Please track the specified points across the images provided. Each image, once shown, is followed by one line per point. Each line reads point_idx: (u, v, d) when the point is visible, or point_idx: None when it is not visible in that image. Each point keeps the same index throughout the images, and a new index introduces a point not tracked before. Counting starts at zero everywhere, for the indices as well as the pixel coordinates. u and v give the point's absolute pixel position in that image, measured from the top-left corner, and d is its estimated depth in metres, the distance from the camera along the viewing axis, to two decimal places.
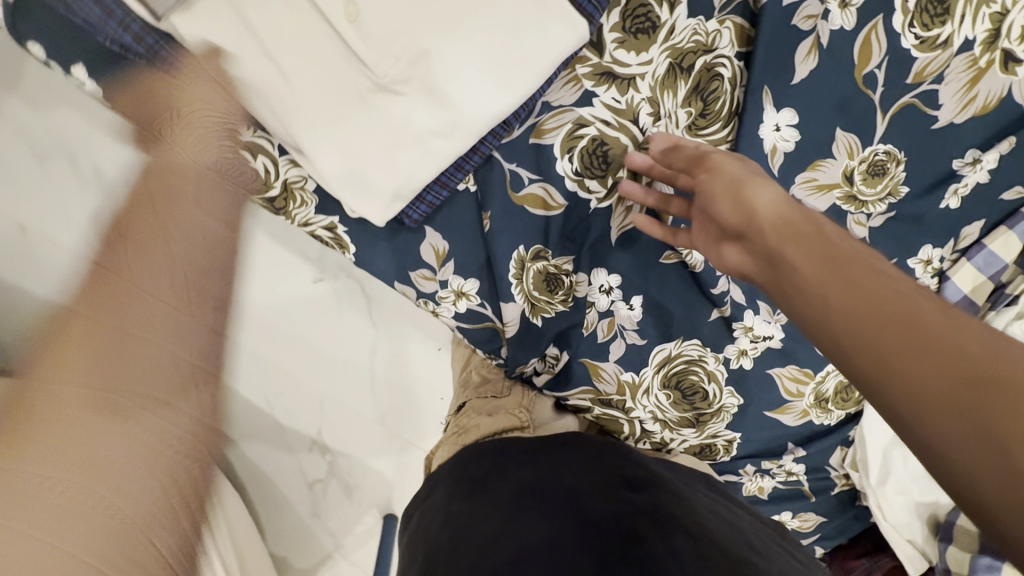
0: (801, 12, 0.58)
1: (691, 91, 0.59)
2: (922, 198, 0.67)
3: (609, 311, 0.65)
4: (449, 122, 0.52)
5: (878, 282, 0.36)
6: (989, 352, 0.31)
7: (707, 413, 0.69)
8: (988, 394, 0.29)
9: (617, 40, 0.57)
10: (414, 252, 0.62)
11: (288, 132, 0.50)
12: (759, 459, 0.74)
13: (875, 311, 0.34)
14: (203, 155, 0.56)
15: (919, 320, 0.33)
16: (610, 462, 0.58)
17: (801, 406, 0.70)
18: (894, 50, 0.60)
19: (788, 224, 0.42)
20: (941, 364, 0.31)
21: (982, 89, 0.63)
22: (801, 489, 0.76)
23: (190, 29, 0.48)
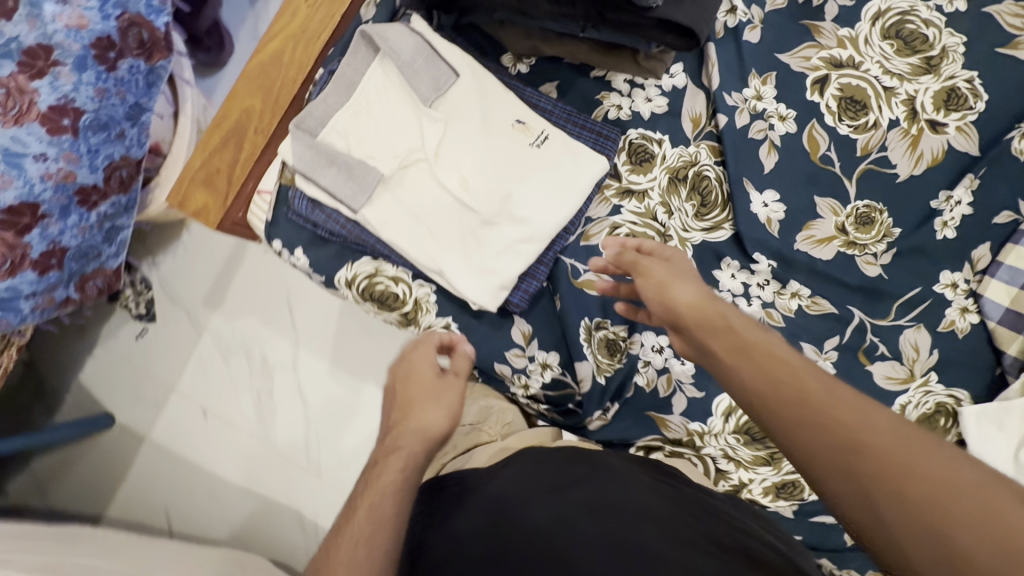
0: (752, 129, 0.83)
1: (690, 191, 0.82)
2: (918, 233, 0.80)
3: (665, 367, 0.79)
4: (528, 232, 0.76)
5: (769, 360, 0.52)
6: (838, 407, 0.46)
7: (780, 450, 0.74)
8: (839, 444, 0.44)
9: (628, 168, 0.83)
10: (506, 336, 0.81)
11: (432, 261, 0.77)
12: None
13: (772, 382, 0.50)
14: (363, 290, 0.83)
15: (810, 400, 0.47)
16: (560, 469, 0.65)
17: None
18: (836, 138, 0.82)
19: (709, 321, 0.58)
20: (813, 423, 0.46)
21: (924, 148, 0.81)
22: None
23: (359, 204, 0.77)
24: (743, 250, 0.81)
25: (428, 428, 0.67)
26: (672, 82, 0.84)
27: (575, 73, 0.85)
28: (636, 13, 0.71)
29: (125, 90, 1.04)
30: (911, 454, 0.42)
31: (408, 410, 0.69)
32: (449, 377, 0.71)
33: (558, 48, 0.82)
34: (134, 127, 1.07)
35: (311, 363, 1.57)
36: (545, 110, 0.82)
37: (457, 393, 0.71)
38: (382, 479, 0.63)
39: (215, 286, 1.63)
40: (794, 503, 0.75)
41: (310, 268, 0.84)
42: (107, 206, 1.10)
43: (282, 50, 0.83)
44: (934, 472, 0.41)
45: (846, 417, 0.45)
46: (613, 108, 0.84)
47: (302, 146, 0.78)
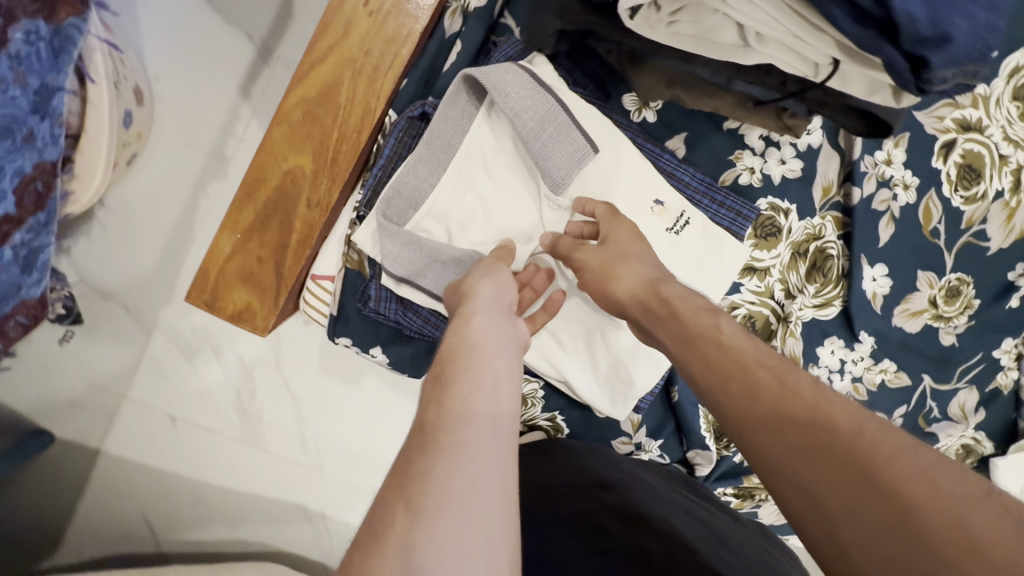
0: (877, 198, 0.77)
1: (810, 267, 0.77)
2: (993, 305, 0.85)
3: None
4: None
5: (714, 349, 0.46)
6: (797, 398, 0.42)
7: None
8: (800, 444, 0.40)
9: (754, 244, 0.75)
10: (615, 426, 0.76)
11: (556, 369, 0.68)
12: None
13: (715, 375, 0.45)
14: None
15: (760, 395, 0.43)
16: (578, 463, 0.68)
17: None
18: (947, 209, 0.80)
19: (652, 307, 0.52)
20: (768, 414, 0.42)
21: (1018, 221, 0.82)
22: None
23: None
24: (850, 327, 0.80)
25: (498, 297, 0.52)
26: (809, 140, 0.73)
27: (706, 124, 0.71)
28: (835, 99, 0.59)
29: (25, 70, 0.57)
30: (888, 454, 0.38)
31: (463, 287, 0.53)
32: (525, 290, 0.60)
33: (703, 103, 0.65)
34: (47, 119, 0.61)
35: (300, 364, 1.01)
36: (680, 180, 0.69)
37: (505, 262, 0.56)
38: (447, 344, 0.46)
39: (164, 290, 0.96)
40: None
41: (392, 365, 0.69)
42: (19, 232, 0.63)
43: (338, 84, 0.59)
44: (912, 469, 0.37)
45: (799, 411, 0.41)
46: (746, 172, 0.72)
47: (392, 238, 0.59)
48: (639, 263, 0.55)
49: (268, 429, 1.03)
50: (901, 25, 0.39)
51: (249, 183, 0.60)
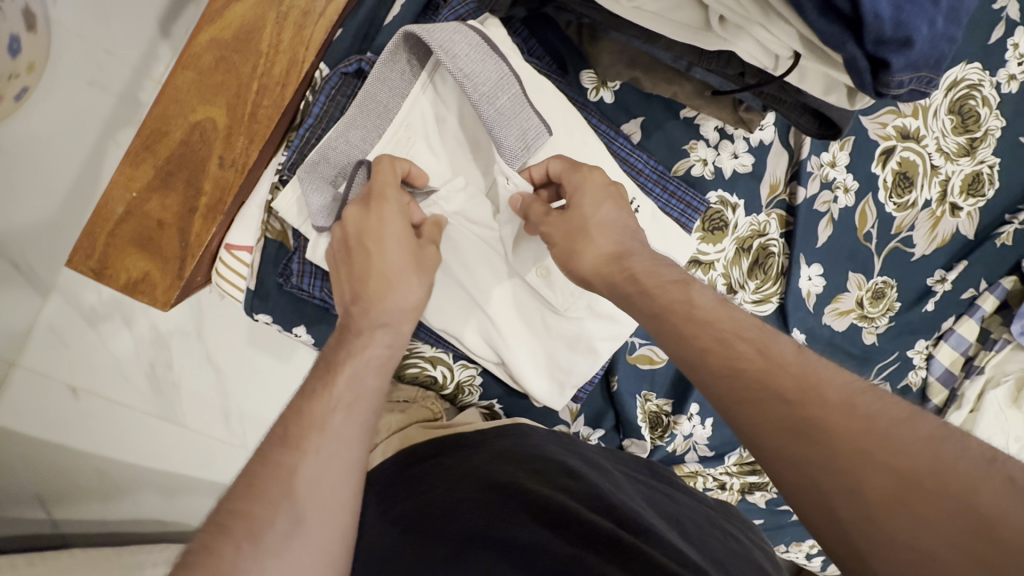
0: (820, 200, 0.78)
1: (752, 264, 0.78)
2: (911, 307, 0.90)
3: (690, 433, 0.80)
4: (609, 331, 0.65)
5: (716, 325, 0.43)
6: (814, 378, 0.38)
7: (760, 482, 0.87)
8: (818, 427, 0.36)
9: (701, 237, 0.74)
10: (554, 415, 0.74)
11: (496, 356, 0.64)
12: None
13: (711, 345, 0.42)
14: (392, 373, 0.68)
15: (771, 371, 0.39)
16: (547, 449, 0.62)
17: None
18: (881, 214, 0.83)
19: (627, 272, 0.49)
20: (785, 391, 0.38)
21: (940, 229, 0.87)
22: None
23: None
24: (784, 324, 0.82)
25: (396, 292, 0.49)
26: (761, 136, 0.73)
27: (662, 110, 0.69)
28: (800, 98, 0.58)
29: None
30: (904, 432, 0.34)
31: (360, 285, 0.49)
32: (431, 248, 0.53)
33: (660, 87, 0.63)
34: None
35: (220, 332, 0.91)
36: (633, 166, 0.66)
37: (397, 219, 0.50)
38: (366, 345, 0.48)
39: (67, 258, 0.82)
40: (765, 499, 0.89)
41: (317, 346, 0.63)
42: None
43: (259, 26, 0.51)
44: (938, 452, 0.33)
45: (827, 390, 0.37)
46: (699, 163, 0.71)
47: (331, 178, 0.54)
48: (600, 232, 0.51)
49: (186, 402, 0.94)
50: (864, 20, 0.38)
51: (148, 135, 0.52)
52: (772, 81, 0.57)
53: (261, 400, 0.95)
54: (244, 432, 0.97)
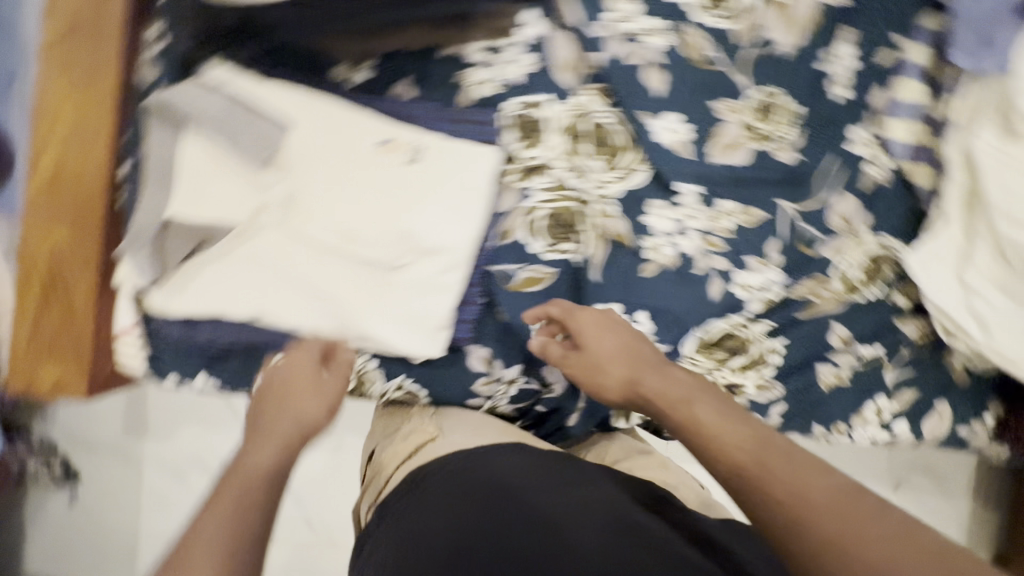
0: (631, 54, 0.75)
1: (593, 145, 0.75)
2: (819, 104, 0.78)
3: None
4: (443, 263, 0.67)
5: (677, 403, 0.57)
6: (724, 431, 0.51)
7: (750, 361, 0.78)
8: (742, 447, 0.49)
9: (522, 144, 0.74)
10: (467, 367, 0.75)
11: (356, 329, 0.67)
12: (829, 355, 0.80)
13: (678, 388, 0.59)
14: None
15: (699, 426, 0.53)
16: (557, 469, 0.58)
17: (833, 294, 0.79)
18: (713, 34, 0.76)
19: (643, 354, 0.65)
20: (735, 432, 0.51)
21: (798, 14, 0.77)
22: (881, 360, 0.80)
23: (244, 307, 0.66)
24: (665, 185, 0.76)
25: (305, 419, 0.59)
26: (530, 32, 0.74)
27: (421, 59, 0.73)
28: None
29: None
30: (844, 497, 0.43)
31: (267, 415, 0.59)
32: (325, 378, 0.63)
33: (390, 40, 0.69)
34: None
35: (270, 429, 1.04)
36: (407, 114, 0.70)
37: (317, 388, 0.62)
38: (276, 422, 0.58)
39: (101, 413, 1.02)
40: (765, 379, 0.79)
41: (222, 385, 0.72)
42: None
43: (66, 158, 0.65)
44: (843, 492, 0.44)
45: (765, 446, 0.49)
46: (480, 85, 0.73)
47: (155, 266, 0.64)
48: None
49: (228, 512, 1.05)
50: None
51: (22, 270, 0.66)
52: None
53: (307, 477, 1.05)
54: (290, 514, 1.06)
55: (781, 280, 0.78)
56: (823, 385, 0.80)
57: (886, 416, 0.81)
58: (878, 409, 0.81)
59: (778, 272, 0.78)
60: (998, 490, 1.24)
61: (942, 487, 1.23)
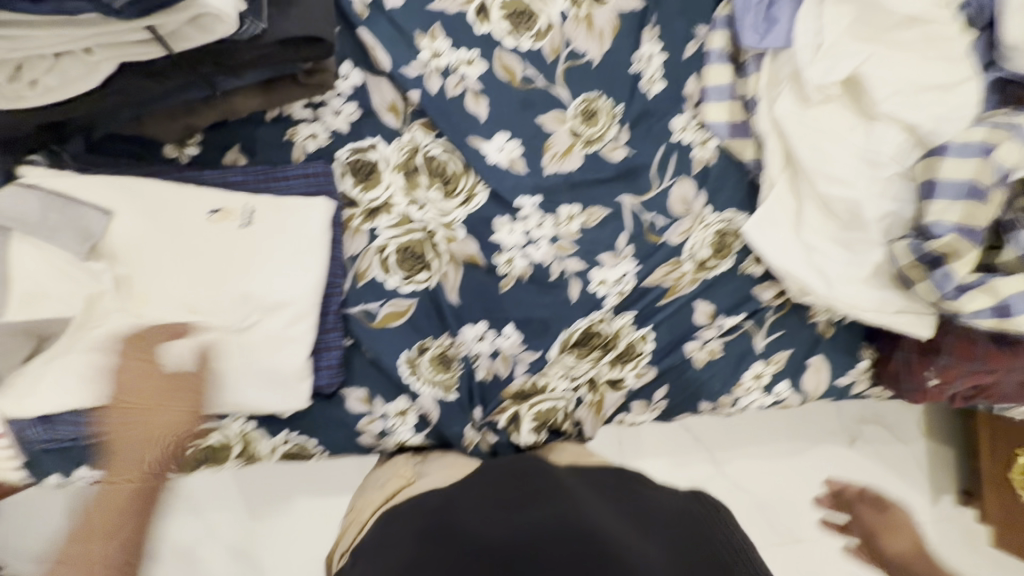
0: (449, 87, 0.79)
1: (429, 176, 0.78)
2: (638, 100, 0.83)
3: (495, 350, 0.79)
4: (288, 316, 0.68)
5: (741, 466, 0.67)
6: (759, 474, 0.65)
7: (623, 352, 0.81)
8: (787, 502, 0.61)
9: (360, 188, 0.77)
10: (345, 411, 0.75)
11: (212, 396, 0.68)
12: (695, 332, 0.82)
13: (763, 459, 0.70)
14: (182, 461, 0.72)
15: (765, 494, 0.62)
16: (539, 481, 0.62)
17: (688, 275, 0.82)
18: (524, 55, 0.81)
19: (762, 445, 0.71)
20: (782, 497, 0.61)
21: (600, 24, 0.83)
22: (748, 329, 0.83)
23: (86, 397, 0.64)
24: (505, 202, 0.79)
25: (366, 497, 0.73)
26: (350, 83, 0.77)
27: (247, 125, 0.76)
28: (251, 45, 0.63)
29: None
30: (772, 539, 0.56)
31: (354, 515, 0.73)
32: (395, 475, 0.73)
33: (207, 113, 0.72)
34: None
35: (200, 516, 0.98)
36: (236, 180, 0.72)
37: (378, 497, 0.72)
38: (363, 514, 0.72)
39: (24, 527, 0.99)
40: (642, 366, 0.82)
41: (98, 478, 0.70)
42: None
43: None
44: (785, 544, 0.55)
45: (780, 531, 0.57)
46: (309, 140, 0.76)
47: None
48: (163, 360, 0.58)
49: None
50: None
51: None
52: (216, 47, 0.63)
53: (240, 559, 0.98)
54: None
55: (635, 270, 0.81)
56: (698, 364, 0.82)
57: (767, 379, 0.83)
58: (756, 375, 0.83)
59: (630, 263, 0.81)
60: (950, 428, 1.23)
61: (896, 434, 1.22)
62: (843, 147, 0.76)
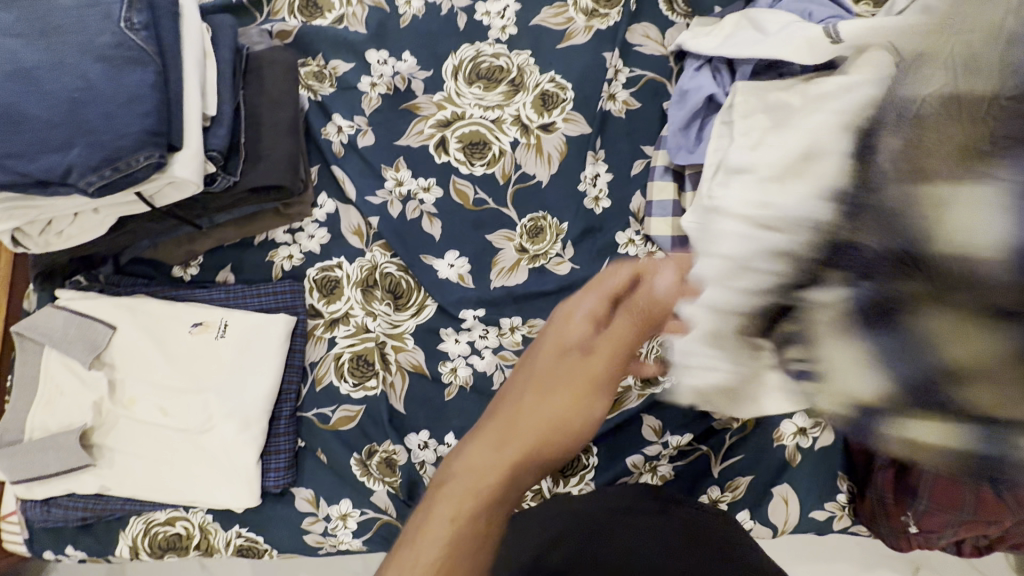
0: (408, 211, 0.89)
1: (385, 291, 0.86)
2: (583, 217, 0.87)
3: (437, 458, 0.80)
4: (241, 421, 0.77)
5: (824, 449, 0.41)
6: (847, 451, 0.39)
7: (565, 464, 0.80)
8: None
9: (324, 302, 0.86)
10: (294, 510, 0.80)
11: (173, 493, 0.77)
12: (641, 448, 0.79)
13: None
14: (150, 547, 0.80)
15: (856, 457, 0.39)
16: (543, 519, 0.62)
17: (635, 392, 0.80)
18: (477, 180, 0.89)
19: None
20: None
21: (548, 149, 0.89)
22: (703, 451, 0.79)
23: (85, 483, 0.78)
24: (451, 313, 0.84)
25: None
26: (324, 211, 0.89)
27: (239, 250, 0.88)
28: (229, 193, 0.78)
29: None
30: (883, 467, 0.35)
31: None
32: None
33: (203, 244, 0.86)
34: None
35: None
36: (220, 299, 0.84)
37: None
38: None
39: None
40: (587, 477, 0.80)
41: (87, 557, 0.81)
42: None
43: None
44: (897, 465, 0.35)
45: None
46: (286, 260, 0.88)
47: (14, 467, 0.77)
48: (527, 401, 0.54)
49: None
50: (49, 175, 0.61)
51: None
52: (199, 195, 0.79)
53: None
54: None
55: None
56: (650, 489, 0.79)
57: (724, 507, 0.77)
58: (712, 500, 0.77)
59: None
60: None
61: None
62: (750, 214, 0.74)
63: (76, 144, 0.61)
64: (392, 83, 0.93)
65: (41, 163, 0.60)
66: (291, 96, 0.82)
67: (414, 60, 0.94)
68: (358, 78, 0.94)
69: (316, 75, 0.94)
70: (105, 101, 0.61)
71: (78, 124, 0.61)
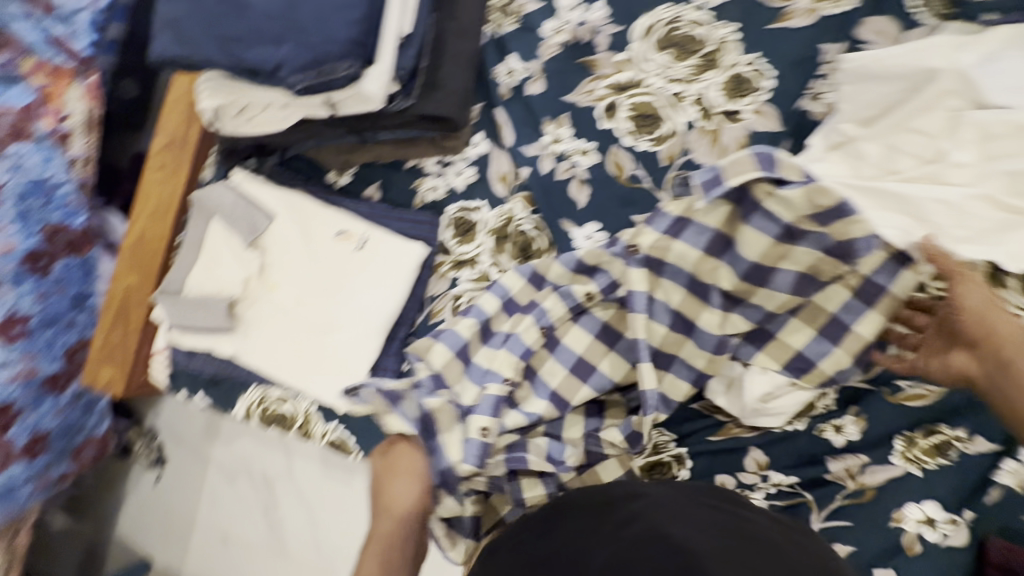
0: (559, 170, 0.85)
1: (516, 245, 0.85)
2: None
3: None
4: (359, 332, 0.82)
5: (976, 340, 0.59)
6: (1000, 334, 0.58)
7: (654, 466, 0.78)
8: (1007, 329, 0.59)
9: (456, 241, 0.87)
10: None
11: (289, 377, 0.85)
12: (734, 473, 0.75)
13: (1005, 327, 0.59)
14: (261, 416, 0.89)
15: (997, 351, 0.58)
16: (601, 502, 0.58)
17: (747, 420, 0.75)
18: (639, 155, 0.84)
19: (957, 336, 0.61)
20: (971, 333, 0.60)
21: (726, 139, 0.81)
22: (806, 501, 0.73)
23: (224, 345, 0.88)
24: None
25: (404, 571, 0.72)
26: (476, 151, 0.89)
27: (390, 169, 0.91)
28: (399, 114, 0.79)
29: (65, 284, 1.14)
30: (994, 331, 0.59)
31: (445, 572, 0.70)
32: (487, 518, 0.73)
33: (362, 156, 0.89)
34: (80, 312, 1.16)
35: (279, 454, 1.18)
36: (364, 214, 0.88)
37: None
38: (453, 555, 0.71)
39: (186, 420, 1.32)
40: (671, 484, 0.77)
41: (211, 406, 0.93)
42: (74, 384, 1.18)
43: (147, 229, 0.96)
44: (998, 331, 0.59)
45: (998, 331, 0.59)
46: (431, 191, 0.89)
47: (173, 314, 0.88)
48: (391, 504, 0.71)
49: (232, 512, 1.24)
50: (258, 65, 0.65)
51: (105, 302, 0.96)
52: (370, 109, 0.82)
53: (293, 497, 1.16)
54: (273, 538, 1.19)
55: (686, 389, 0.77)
56: None
57: None
58: None
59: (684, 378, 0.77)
60: None
61: None
62: (893, 223, 0.66)
63: (288, 41, 0.63)
64: (576, 33, 0.88)
65: (256, 53, 0.64)
66: (477, 27, 0.80)
67: (605, 11, 0.87)
68: (542, 21, 0.90)
69: (502, 11, 0.91)
70: (321, 1, 0.63)
71: (293, 22, 0.63)
